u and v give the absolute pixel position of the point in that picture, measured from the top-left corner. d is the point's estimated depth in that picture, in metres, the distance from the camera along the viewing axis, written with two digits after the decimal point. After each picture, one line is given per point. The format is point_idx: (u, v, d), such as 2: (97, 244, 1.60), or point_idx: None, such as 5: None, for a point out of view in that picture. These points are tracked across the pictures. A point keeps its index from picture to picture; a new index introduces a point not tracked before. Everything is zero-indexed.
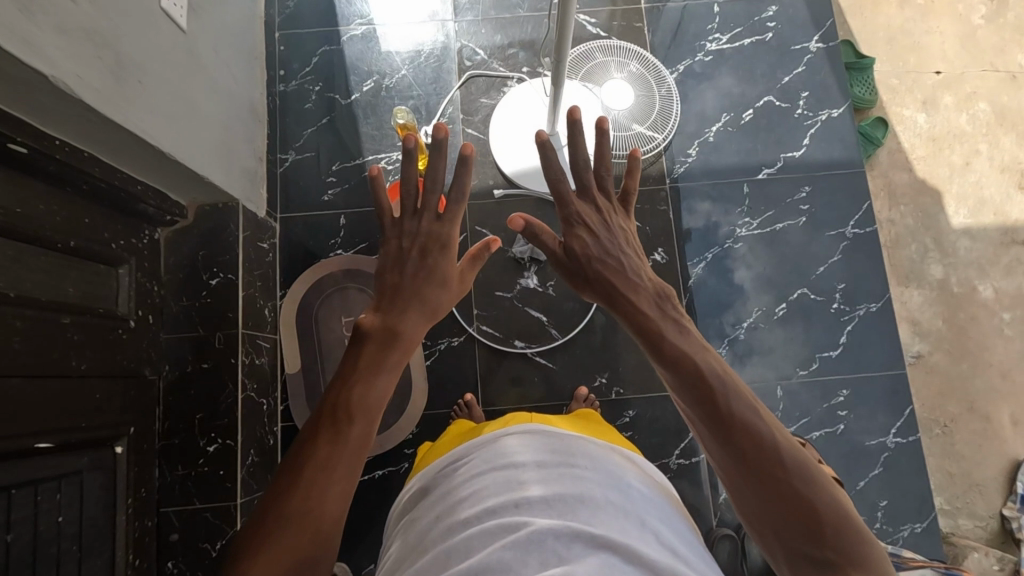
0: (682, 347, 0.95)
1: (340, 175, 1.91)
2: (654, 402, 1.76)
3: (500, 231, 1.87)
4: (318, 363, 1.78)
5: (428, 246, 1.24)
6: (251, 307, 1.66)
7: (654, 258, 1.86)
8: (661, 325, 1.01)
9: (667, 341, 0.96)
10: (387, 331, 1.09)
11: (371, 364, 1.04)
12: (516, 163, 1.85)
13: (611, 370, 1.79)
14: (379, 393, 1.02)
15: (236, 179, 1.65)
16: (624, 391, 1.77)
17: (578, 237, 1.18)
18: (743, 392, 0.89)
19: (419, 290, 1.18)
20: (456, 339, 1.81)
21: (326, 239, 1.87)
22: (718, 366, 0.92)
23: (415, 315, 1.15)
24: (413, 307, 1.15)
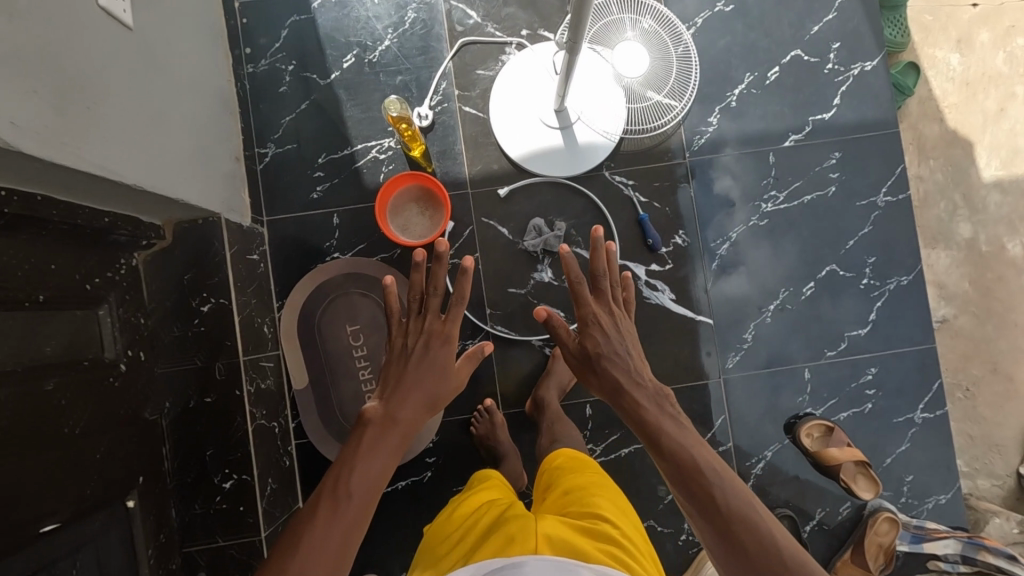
0: (680, 440, 1.12)
1: (328, 169, 1.73)
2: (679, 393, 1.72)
3: (509, 221, 1.72)
4: (327, 376, 1.68)
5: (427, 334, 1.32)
6: (248, 329, 1.54)
7: (676, 241, 1.73)
8: (653, 409, 1.19)
9: (654, 421, 1.17)
10: (390, 419, 1.20)
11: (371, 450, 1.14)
12: (524, 147, 1.68)
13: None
14: (369, 472, 1.12)
15: (215, 190, 1.48)
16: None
17: (589, 336, 1.32)
18: (735, 482, 1.06)
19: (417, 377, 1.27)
20: (470, 342, 1.71)
21: (320, 242, 1.72)
22: (718, 467, 1.07)
23: (410, 407, 1.23)
24: (410, 393, 1.25)
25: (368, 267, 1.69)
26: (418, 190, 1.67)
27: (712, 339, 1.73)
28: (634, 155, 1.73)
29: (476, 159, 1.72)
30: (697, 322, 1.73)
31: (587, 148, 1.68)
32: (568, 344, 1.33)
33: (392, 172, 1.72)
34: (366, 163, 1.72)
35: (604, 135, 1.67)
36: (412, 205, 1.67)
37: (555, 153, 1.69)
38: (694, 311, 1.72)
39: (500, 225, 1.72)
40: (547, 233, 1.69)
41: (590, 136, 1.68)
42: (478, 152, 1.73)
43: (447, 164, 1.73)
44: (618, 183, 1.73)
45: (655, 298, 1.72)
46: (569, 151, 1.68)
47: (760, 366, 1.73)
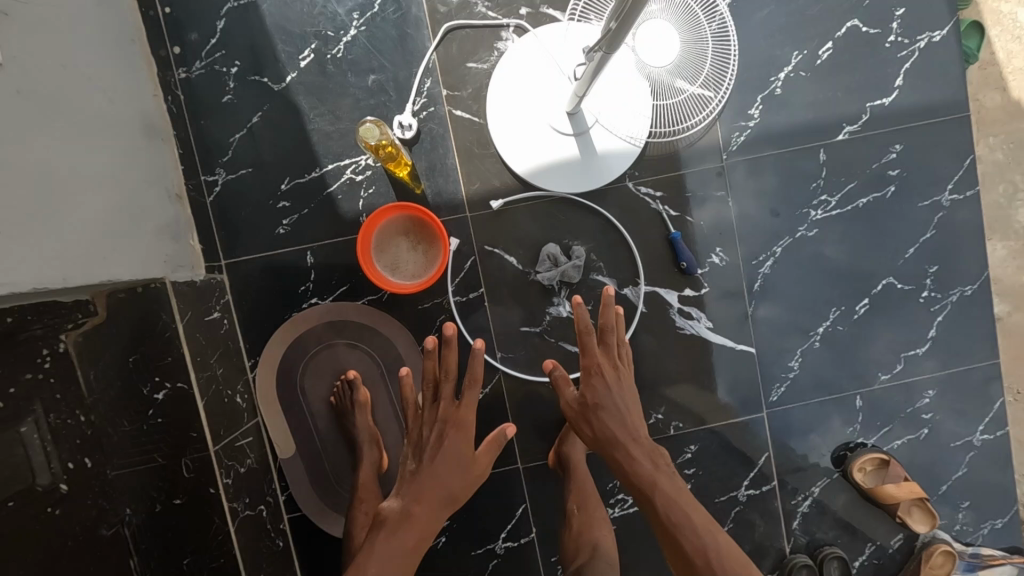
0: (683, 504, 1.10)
1: (293, 197, 1.41)
2: (719, 432, 1.51)
3: (518, 249, 1.45)
4: (317, 440, 1.46)
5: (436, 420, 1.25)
6: (215, 409, 1.27)
7: (712, 260, 1.48)
8: (655, 471, 1.14)
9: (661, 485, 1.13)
10: (416, 503, 1.18)
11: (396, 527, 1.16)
12: (531, 161, 1.39)
13: (668, 401, 1.51)
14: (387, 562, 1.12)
15: (151, 249, 1.19)
16: (685, 425, 1.51)
17: (585, 391, 1.21)
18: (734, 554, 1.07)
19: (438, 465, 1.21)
20: (481, 391, 1.48)
21: (293, 287, 1.43)
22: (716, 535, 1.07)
23: (429, 503, 1.18)
24: (429, 477, 1.20)
25: (353, 313, 1.43)
26: (406, 220, 1.38)
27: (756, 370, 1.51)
28: (662, 162, 1.46)
29: (473, 176, 1.43)
30: (738, 352, 1.51)
31: (608, 157, 1.40)
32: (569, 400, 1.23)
33: (372, 196, 1.42)
34: (340, 188, 1.42)
35: (627, 140, 1.38)
36: (402, 239, 1.38)
37: (570, 166, 1.39)
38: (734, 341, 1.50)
39: (507, 255, 1.45)
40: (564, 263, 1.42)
41: (610, 143, 1.39)
42: (475, 166, 1.43)
43: (438, 182, 1.43)
44: (644, 195, 1.46)
45: (690, 328, 1.49)
46: (586, 163, 1.39)
47: (808, 397, 1.52)
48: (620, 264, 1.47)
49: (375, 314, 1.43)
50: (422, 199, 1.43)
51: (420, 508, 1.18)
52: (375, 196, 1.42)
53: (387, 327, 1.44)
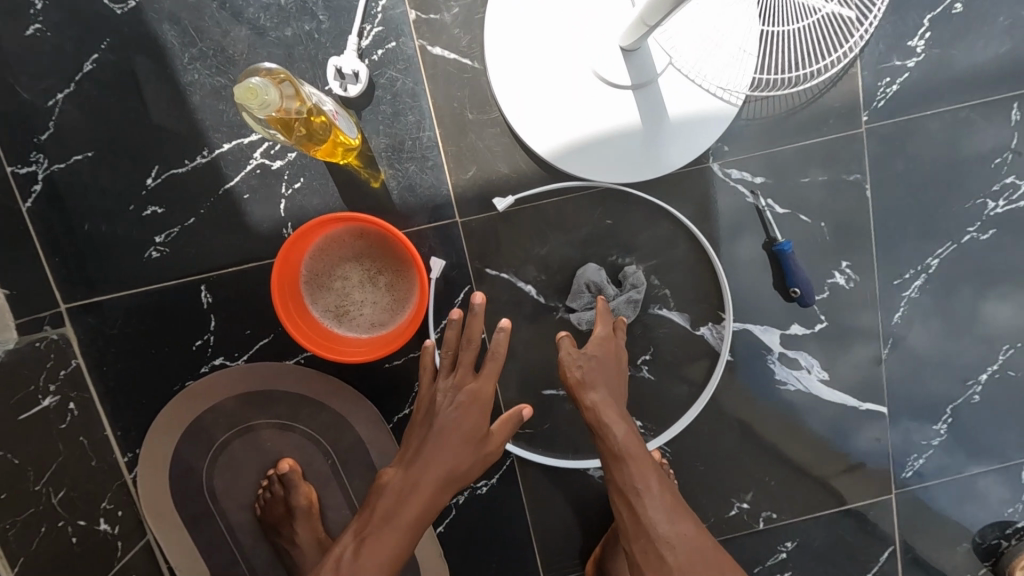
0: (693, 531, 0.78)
1: (167, 198, 0.85)
2: (828, 523, 1.03)
3: (538, 270, 0.92)
4: (241, 564, 0.96)
5: (445, 385, 0.82)
6: (49, 566, 0.77)
7: (832, 281, 0.96)
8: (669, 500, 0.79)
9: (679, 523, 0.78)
10: (410, 491, 0.79)
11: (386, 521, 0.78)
12: (561, 135, 0.85)
13: (759, 484, 1.02)
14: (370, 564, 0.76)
15: None
16: (781, 516, 1.03)
17: (599, 363, 0.84)
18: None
19: (440, 427, 0.80)
20: (486, 484, 0.99)
21: (182, 342, 0.90)
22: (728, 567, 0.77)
23: (425, 488, 0.79)
24: (434, 457, 0.80)
25: (283, 380, 0.91)
26: (360, 240, 0.84)
27: (886, 437, 1.01)
28: (765, 128, 0.91)
29: (463, 157, 0.88)
30: (861, 413, 1.00)
31: (685, 126, 0.85)
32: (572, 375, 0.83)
33: (298, 193, 0.86)
34: (245, 181, 0.86)
35: (715, 95, 0.85)
36: (353, 268, 0.85)
37: (625, 142, 0.85)
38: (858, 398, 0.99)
39: (522, 282, 0.93)
40: (612, 296, 0.91)
41: (689, 100, 0.85)
42: (465, 139, 0.87)
43: (407, 168, 0.87)
44: (734, 183, 0.92)
45: (793, 382, 0.99)
46: (651, 135, 0.85)
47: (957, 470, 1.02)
48: (694, 288, 0.95)
49: (318, 381, 0.92)
50: (383, 197, 0.88)
51: (415, 497, 0.79)
52: (304, 193, 0.87)
53: (339, 400, 0.93)
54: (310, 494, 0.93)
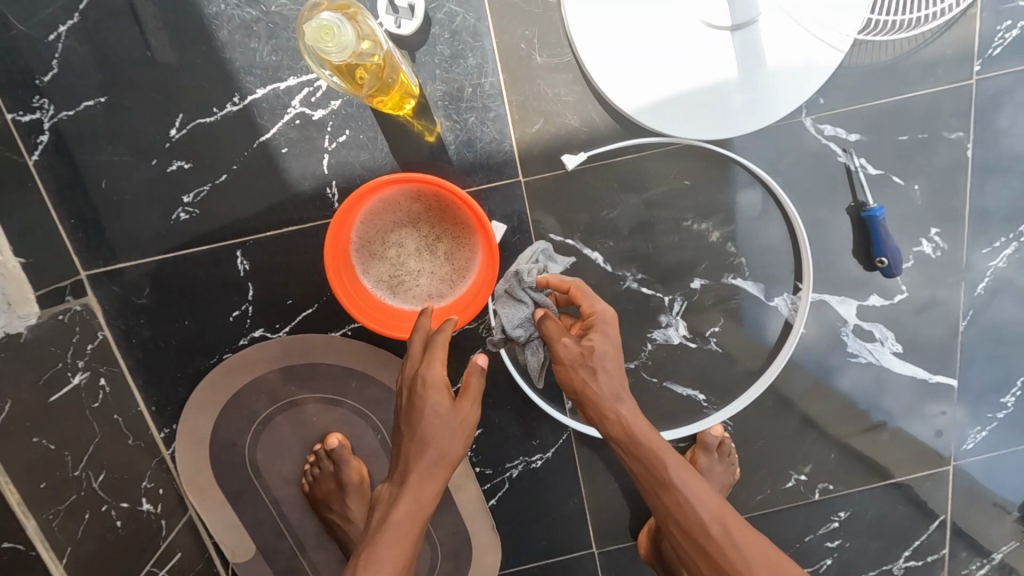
0: (749, 543, 0.67)
1: (194, 151, 0.75)
2: (884, 494, 0.98)
3: (605, 236, 0.84)
4: (287, 537, 0.93)
5: (416, 380, 0.70)
6: (98, 552, 0.72)
7: (919, 249, 0.88)
8: (713, 506, 0.69)
9: (730, 533, 0.67)
10: (403, 508, 0.70)
11: (378, 544, 0.69)
12: (651, 89, 0.75)
13: (820, 457, 0.96)
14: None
15: None
16: (838, 488, 0.97)
17: (604, 342, 0.70)
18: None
19: (427, 432, 0.70)
20: (540, 458, 0.95)
21: (217, 312, 0.82)
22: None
23: (428, 494, 0.70)
24: (430, 473, 0.70)
25: (328, 353, 0.84)
26: (415, 203, 0.75)
27: (953, 412, 0.94)
28: (864, 81, 0.81)
29: (529, 107, 0.77)
30: (930, 386, 0.93)
31: (789, 76, 0.75)
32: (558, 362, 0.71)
33: (343, 148, 0.76)
34: (283, 133, 0.75)
35: (828, 44, 0.74)
36: (408, 236, 0.76)
37: (721, 95, 0.75)
38: (932, 371, 0.93)
39: (588, 249, 0.84)
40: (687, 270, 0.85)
41: (795, 46, 0.75)
42: (533, 87, 0.76)
43: (467, 120, 0.77)
44: (826, 140, 0.83)
45: (865, 356, 0.93)
46: (751, 87, 0.75)
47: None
48: (774, 256, 0.88)
49: (366, 354, 0.84)
50: (438, 153, 0.78)
51: (406, 505, 0.70)
52: (350, 147, 0.76)
53: (388, 374, 0.86)
54: (360, 470, 0.89)
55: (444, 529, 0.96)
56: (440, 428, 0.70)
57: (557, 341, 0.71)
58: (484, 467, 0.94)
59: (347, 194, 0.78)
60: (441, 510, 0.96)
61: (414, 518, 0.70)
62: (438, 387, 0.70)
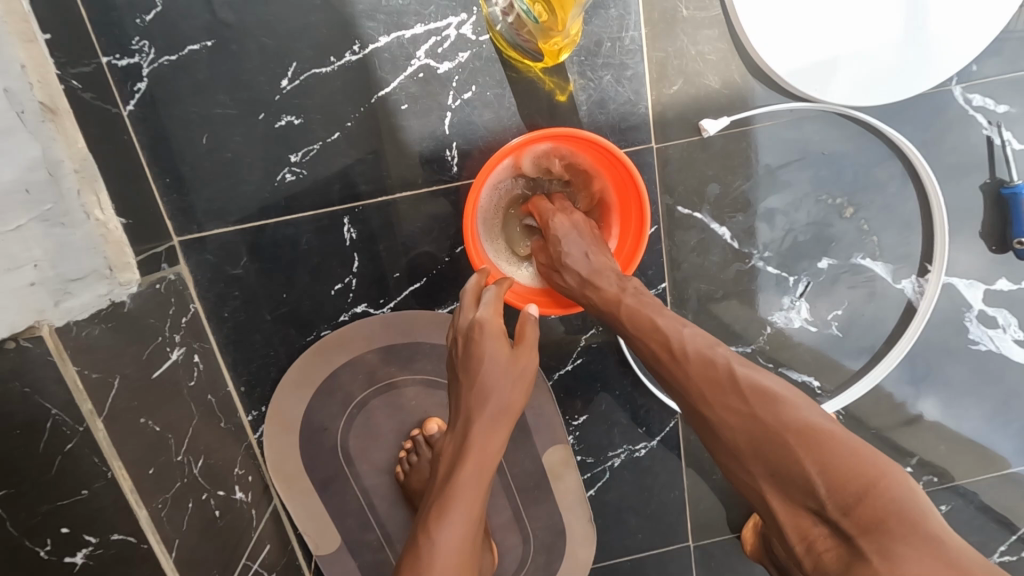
0: (740, 372, 0.53)
1: (305, 106, 0.69)
2: (991, 489, 0.92)
3: (735, 209, 0.78)
4: (375, 529, 0.84)
5: (471, 325, 0.65)
6: (201, 545, 0.65)
7: None
8: (702, 350, 0.56)
9: (719, 378, 0.54)
10: (470, 464, 0.60)
11: (453, 500, 0.59)
12: (807, 51, 0.70)
13: (929, 449, 0.90)
14: (449, 556, 0.56)
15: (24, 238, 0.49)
16: (942, 481, 0.91)
17: (571, 245, 0.70)
18: (881, 484, 0.46)
19: (483, 382, 0.63)
20: (643, 447, 0.89)
21: (318, 284, 0.75)
22: (802, 421, 0.50)
23: (493, 454, 0.62)
24: (490, 424, 0.63)
25: (434, 333, 0.78)
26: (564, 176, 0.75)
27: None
28: (1016, 49, 0.77)
29: (663, 67, 0.72)
30: None
31: (957, 33, 0.71)
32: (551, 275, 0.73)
33: (466, 105, 0.71)
34: (404, 87, 0.70)
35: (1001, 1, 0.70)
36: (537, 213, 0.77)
37: (880, 60, 0.71)
38: None
39: (716, 224, 0.78)
40: (811, 245, 0.80)
41: (960, 9, 0.71)
42: (675, 43, 0.72)
43: (603, 78, 0.72)
44: (973, 112, 0.78)
45: (986, 343, 0.86)
46: (912, 53, 0.71)
47: None
48: (909, 233, 0.81)
49: None
50: (568, 113, 0.73)
51: (475, 458, 0.61)
52: (474, 105, 0.71)
53: None
54: None
55: (539, 521, 0.89)
56: (501, 375, 0.64)
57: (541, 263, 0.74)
58: (585, 456, 0.89)
59: (467, 157, 0.73)
60: (536, 503, 0.89)
61: (482, 473, 0.61)
62: (494, 331, 0.65)
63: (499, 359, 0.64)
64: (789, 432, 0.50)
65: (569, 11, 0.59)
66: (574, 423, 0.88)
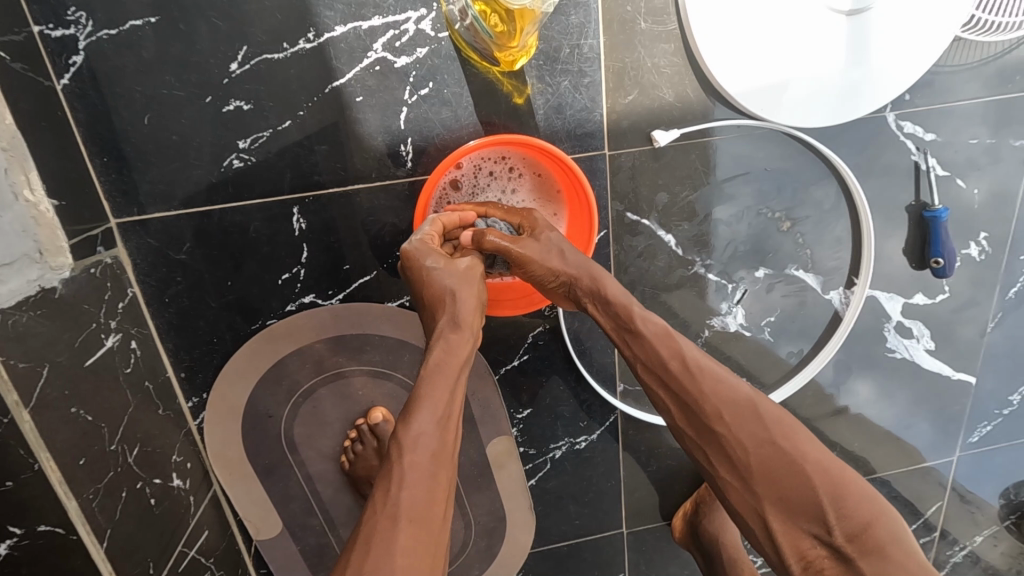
0: (766, 410, 0.62)
1: (256, 92, 0.68)
2: (897, 481, 1.01)
3: (681, 217, 0.81)
4: (317, 514, 0.85)
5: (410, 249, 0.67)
6: (136, 533, 0.64)
7: (964, 253, 0.90)
8: (726, 379, 0.64)
9: (747, 412, 0.62)
10: (432, 364, 0.62)
11: (422, 394, 0.60)
12: (763, 73, 0.73)
13: (844, 443, 0.98)
14: (423, 445, 0.56)
15: None
16: (857, 473, 0.99)
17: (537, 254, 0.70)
18: (879, 518, 0.58)
19: (439, 290, 0.66)
20: (584, 439, 0.93)
21: (265, 273, 0.74)
22: (803, 461, 0.60)
23: (462, 353, 0.64)
24: (455, 323, 0.65)
25: (384, 325, 0.79)
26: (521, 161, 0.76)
27: (964, 410, 0.98)
28: (946, 81, 0.82)
29: (620, 76, 0.74)
30: (953, 382, 0.96)
31: (899, 60, 0.75)
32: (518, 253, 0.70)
33: (423, 101, 0.71)
34: (360, 79, 0.69)
35: (944, 30, 0.74)
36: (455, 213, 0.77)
37: (827, 85, 0.75)
38: (956, 368, 0.95)
39: (663, 231, 0.81)
40: (748, 255, 0.85)
41: (907, 36, 0.74)
42: (633, 53, 0.73)
43: (560, 83, 0.73)
44: (903, 138, 0.84)
45: (901, 351, 0.93)
46: (857, 79, 0.75)
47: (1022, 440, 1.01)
48: (840, 248, 0.87)
49: None
50: (526, 115, 0.73)
51: (445, 356, 0.63)
52: (431, 101, 0.71)
53: None
54: None
55: (481, 507, 0.92)
56: (447, 277, 0.66)
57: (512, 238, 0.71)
58: (528, 448, 0.92)
59: (422, 153, 0.73)
60: (478, 490, 0.92)
61: (453, 367, 0.62)
62: (432, 250, 0.66)
63: (445, 277, 0.66)
64: (812, 466, 0.59)
65: (527, 23, 0.63)
66: (519, 416, 0.90)
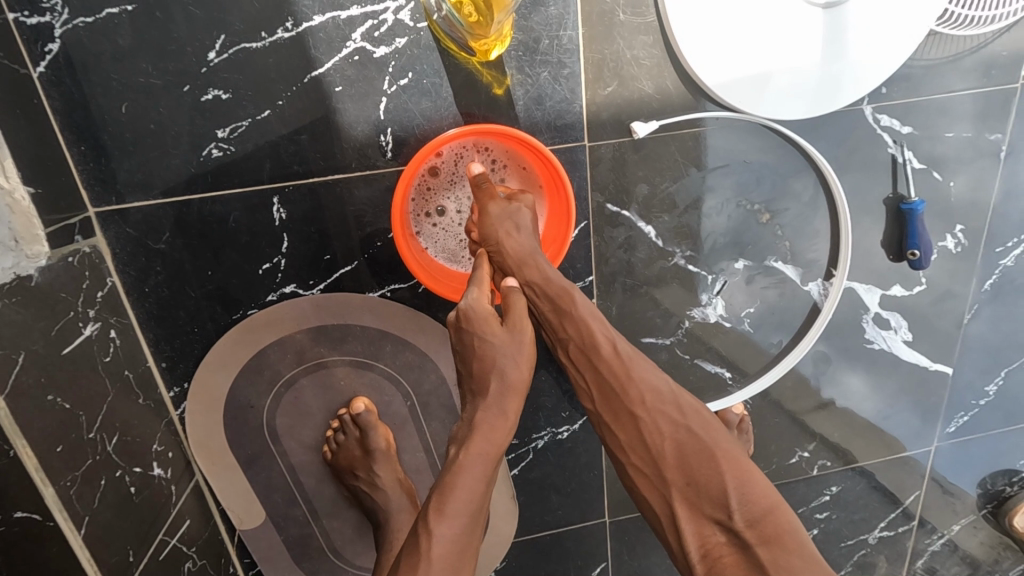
0: (686, 402, 0.65)
1: (233, 81, 0.68)
2: (876, 471, 1.03)
3: (662, 209, 0.82)
4: (300, 504, 0.86)
5: (459, 316, 0.69)
6: (114, 522, 0.64)
7: (941, 245, 0.91)
8: (652, 370, 0.67)
9: (667, 401, 0.65)
10: (472, 452, 0.63)
11: (451, 484, 0.61)
12: (740, 65, 0.74)
13: (824, 434, 0.99)
14: (448, 544, 0.59)
15: None
16: (836, 463, 1.01)
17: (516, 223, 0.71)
18: (781, 512, 0.59)
19: (487, 358, 0.67)
20: (567, 430, 0.93)
21: (245, 263, 0.74)
22: (713, 449, 0.62)
23: (499, 441, 0.65)
24: (498, 407, 0.66)
25: (365, 316, 0.79)
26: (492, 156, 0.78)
27: (941, 401, 0.99)
28: (922, 75, 0.83)
29: (600, 67, 0.74)
30: (930, 373, 0.97)
31: (876, 53, 0.76)
32: (496, 226, 0.71)
33: (403, 92, 0.71)
34: (339, 69, 0.69)
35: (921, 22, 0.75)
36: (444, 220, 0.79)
37: (805, 78, 0.75)
38: (933, 359, 0.96)
39: (643, 222, 0.82)
40: (728, 246, 0.86)
41: (882, 28, 0.75)
42: (612, 45, 0.74)
43: (540, 74, 0.73)
44: (880, 131, 0.85)
45: (879, 342, 0.94)
46: (833, 72, 0.75)
47: (998, 430, 1.03)
48: (819, 239, 0.88)
49: (406, 318, 0.79)
50: (505, 106, 0.74)
51: (481, 441, 0.64)
52: (411, 92, 0.71)
53: (425, 337, 0.81)
54: (388, 436, 0.84)
55: None
56: (501, 351, 0.67)
57: (490, 205, 0.72)
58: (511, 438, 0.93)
59: (402, 144, 0.73)
60: None
61: (487, 455, 0.64)
62: (481, 312, 0.68)
63: (499, 348, 0.67)
64: (721, 453, 0.62)
65: (499, 11, 0.63)
66: None
